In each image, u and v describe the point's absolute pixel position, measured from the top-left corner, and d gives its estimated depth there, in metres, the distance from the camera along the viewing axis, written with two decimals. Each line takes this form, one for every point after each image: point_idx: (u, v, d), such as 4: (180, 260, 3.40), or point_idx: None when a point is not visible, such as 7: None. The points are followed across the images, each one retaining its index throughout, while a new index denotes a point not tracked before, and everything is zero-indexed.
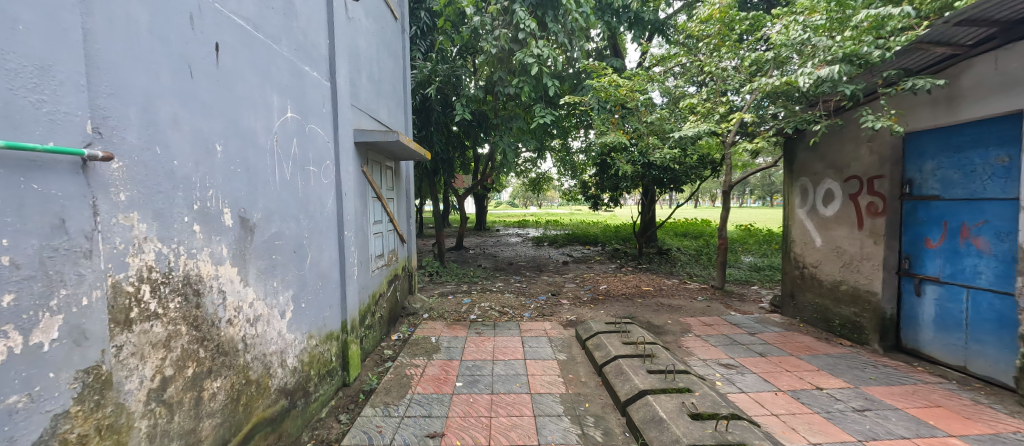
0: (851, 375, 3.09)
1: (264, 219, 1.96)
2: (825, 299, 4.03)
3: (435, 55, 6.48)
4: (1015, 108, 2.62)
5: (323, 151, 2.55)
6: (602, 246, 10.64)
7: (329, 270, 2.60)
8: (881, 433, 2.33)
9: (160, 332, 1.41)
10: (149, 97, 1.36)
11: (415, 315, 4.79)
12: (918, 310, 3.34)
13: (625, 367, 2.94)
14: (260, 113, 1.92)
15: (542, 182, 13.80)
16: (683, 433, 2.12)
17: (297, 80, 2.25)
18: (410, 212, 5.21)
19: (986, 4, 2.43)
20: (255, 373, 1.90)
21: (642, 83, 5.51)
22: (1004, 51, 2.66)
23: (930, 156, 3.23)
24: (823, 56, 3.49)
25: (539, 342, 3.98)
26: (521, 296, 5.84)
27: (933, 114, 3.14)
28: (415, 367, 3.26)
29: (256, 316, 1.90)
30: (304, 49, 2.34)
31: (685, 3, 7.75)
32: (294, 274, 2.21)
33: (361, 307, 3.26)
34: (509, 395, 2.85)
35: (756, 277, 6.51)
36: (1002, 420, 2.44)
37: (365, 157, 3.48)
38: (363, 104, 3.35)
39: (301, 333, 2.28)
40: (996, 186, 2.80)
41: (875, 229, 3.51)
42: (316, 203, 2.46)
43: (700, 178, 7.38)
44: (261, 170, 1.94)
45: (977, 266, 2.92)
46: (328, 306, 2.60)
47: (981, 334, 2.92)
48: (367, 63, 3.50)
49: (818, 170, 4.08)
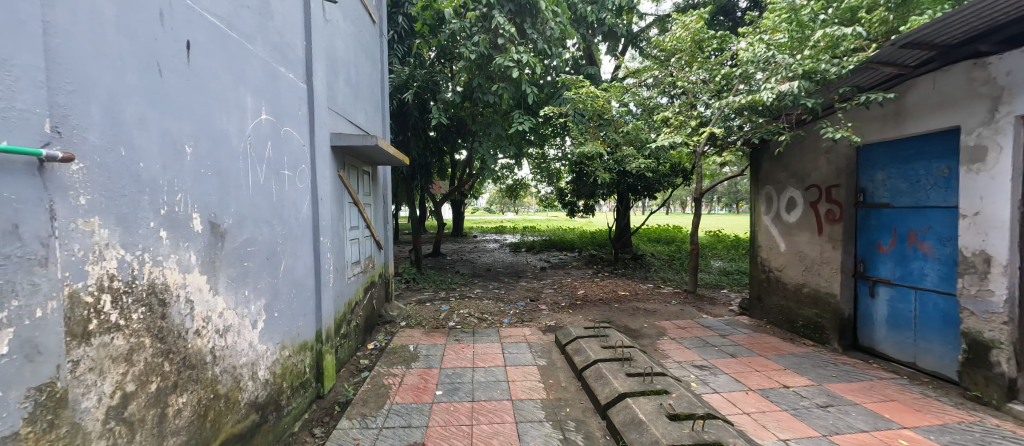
0: (815, 373, 3.24)
1: (235, 224, 1.87)
2: (789, 301, 4.21)
3: (413, 59, 6.49)
4: (954, 124, 2.82)
5: (299, 154, 2.48)
6: (578, 252, 10.79)
7: (303, 277, 2.51)
8: (843, 427, 2.45)
9: (122, 345, 1.32)
10: (114, 96, 1.29)
11: (392, 323, 4.68)
12: (873, 310, 3.54)
13: (604, 370, 2.98)
14: (234, 114, 1.85)
15: (518, 188, 13.91)
16: (662, 434, 2.16)
17: (272, 81, 2.18)
18: (388, 217, 5.13)
19: (928, 29, 2.61)
20: (224, 387, 1.80)
21: (617, 95, 5.71)
22: (943, 73, 2.88)
23: (881, 167, 3.45)
24: (785, 72, 3.65)
25: (518, 348, 3.97)
26: (501, 302, 5.83)
27: (882, 128, 3.35)
28: (393, 377, 3.19)
29: (226, 326, 1.80)
30: (280, 51, 2.28)
31: (656, 18, 8.12)
32: (267, 281, 2.11)
33: (336, 315, 3.16)
34: (490, 402, 2.83)
35: (726, 281, 6.77)
36: (948, 411, 2.60)
37: (342, 161, 3.42)
38: (340, 107, 3.29)
39: (273, 344, 2.17)
40: (939, 195, 3.01)
41: (834, 235, 3.70)
42: (291, 208, 2.38)
43: (672, 186, 7.63)
44: (233, 173, 1.85)
45: (924, 269, 3.12)
46: (302, 316, 2.50)
47: (928, 333, 3.11)
48: (344, 65, 3.44)
49: (783, 179, 4.28)
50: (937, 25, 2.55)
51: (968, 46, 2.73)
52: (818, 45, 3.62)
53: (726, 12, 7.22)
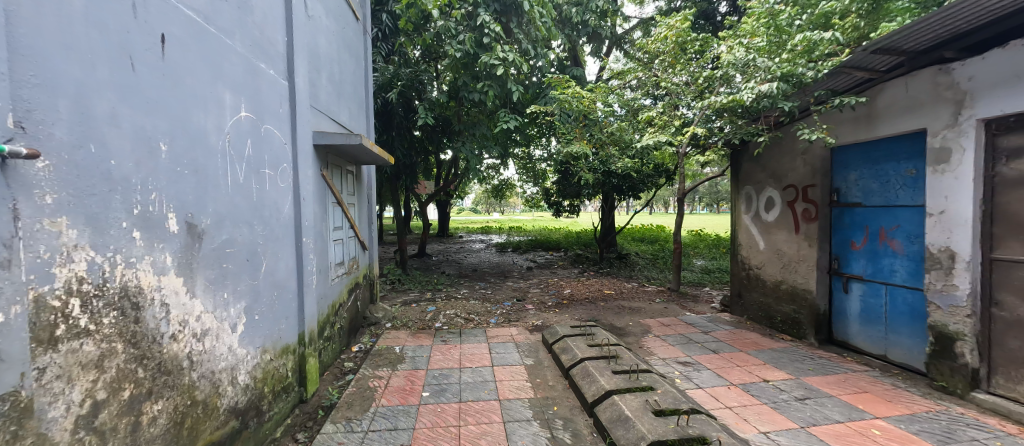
0: (793, 367, 3.32)
1: (214, 224, 1.80)
2: (767, 297, 4.31)
3: (397, 58, 6.42)
4: (922, 127, 2.92)
5: (280, 153, 2.41)
6: (564, 252, 10.85)
7: (285, 279, 2.45)
8: (820, 419, 2.52)
9: (92, 351, 1.26)
10: (83, 90, 1.24)
11: (378, 325, 4.62)
12: (847, 305, 3.66)
13: (590, 368, 2.99)
14: (211, 110, 1.79)
15: (504, 188, 13.92)
16: (648, 429, 2.18)
17: (252, 78, 2.12)
18: (372, 218, 5.06)
19: (896, 36, 2.69)
20: (202, 393, 1.73)
21: (602, 95, 5.78)
22: (912, 78, 2.97)
23: (853, 168, 3.56)
24: (763, 75, 3.76)
25: (506, 348, 3.97)
26: (487, 302, 5.82)
27: (854, 131, 3.46)
28: (379, 379, 3.14)
29: (204, 330, 1.74)
30: (260, 46, 2.21)
31: (640, 21, 8.24)
32: (247, 283, 2.05)
33: (320, 317, 3.10)
34: (477, 402, 2.81)
35: (708, 279, 6.90)
36: (917, 401, 2.70)
37: (326, 160, 3.35)
38: (322, 105, 3.22)
39: (254, 348, 2.11)
40: (907, 194, 3.12)
41: (810, 233, 3.81)
42: (272, 208, 2.31)
43: (656, 186, 7.74)
44: (211, 172, 1.79)
45: (893, 265, 3.24)
46: (284, 318, 2.44)
47: (898, 327, 3.22)
48: (327, 63, 3.38)
49: (761, 179, 4.39)
50: (904, 32, 2.63)
51: (933, 53, 2.83)
52: (796, 50, 3.74)
53: (706, 16, 7.38)
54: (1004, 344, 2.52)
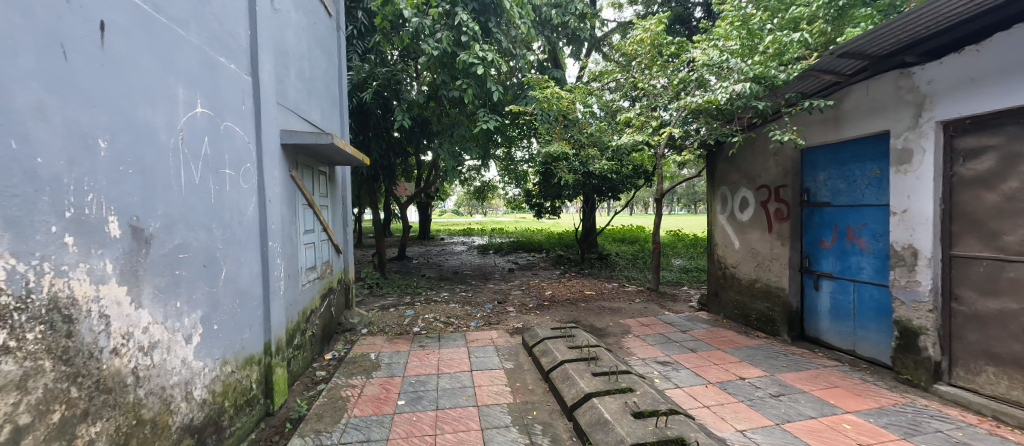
0: (767, 364, 3.36)
1: (164, 228, 1.67)
2: (743, 295, 4.38)
3: (374, 57, 6.27)
4: (886, 128, 3.01)
5: (243, 152, 2.28)
6: (546, 253, 10.86)
7: (248, 286, 2.30)
8: (794, 415, 2.55)
9: (12, 371, 1.13)
10: (2, 80, 1.12)
11: (353, 331, 4.48)
12: (817, 302, 3.74)
13: (570, 371, 2.96)
14: (161, 106, 1.66)
15: (486, 190, 13.84)
16: (627, 433, 2.15)
17: (209, 72, 1.99)
18: (347, 220, 4.91)
19: (861, 40, 2.75)
20: (150, 412, 1.60)
21: (581, 96, 5.81)
22: (876, 81, 3.06)
23: (822, 169, 3.65)
24: (737, 76, 3.81)
25: (486, 352, 3.90)
26: (468, 305, 5.73)
27: (823, 133, 3.55)
28: (352, 388, 3.02)
29: (153, 343, 1.60)
30: (219, 39, 2.08)
31: (618, 24, 8.33)
32: (204, 291, 1.91)
33: (288, 325, 2.95)
34: (455, 410, 2.73)
35: (686, 278, 7.01)
36: (884, 394, 2.77)
37: (295, 160, 3.21)
38: (291, 103, 3.08)
39: (212, 360, 1.97)
40: (872, 194, 3.22)
41: (782, 232, 3.89)
42: (233, 210, 2.17)
43: (635, 187, 7.82)
44: (161, 172, 1.65)
45: (861, 263, 3.33)
46: (247, 327, 2.29)
47: (865, 322, 3.31)
48: (296, 60, 3.24)
49: (735, 180, 4.47)
50: (869, 36, 2.69)
51: (895, 57, 2.90)
52: (767, 52, 3.85)
53: (682, 21, 7.52)
54: (964, 337, 2.60)
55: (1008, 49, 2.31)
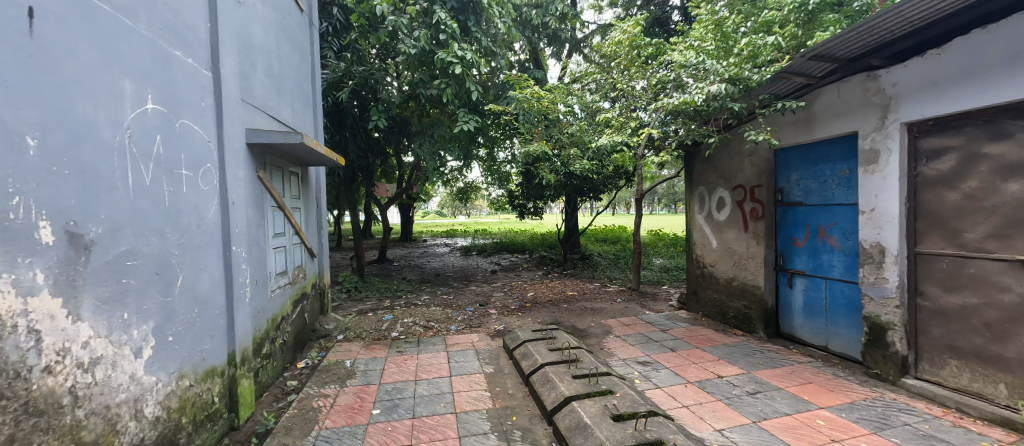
0: (744, 361, 3.40)
1: (110, 233, 1.55)
2: (720, 294, 4.44)
3: (350, 55, 6.10)
4: (854, 129, 3.08)
5: (202, 152, 2.14)
6: (528, 254, 10.83)
7: (209, 294, 2.15)
8: (770, 412, 2.57)
9: None
10: None
11: (328, 337, 4.32)
12: (791, 300, 3.82)
13: (550, 374, 2.91)
14: (106, 102, 1.55)
15: (468, 191, 13.72)
16: (606, 436, 2.12)
17: (163, 66, 1.86)
18: (321, 222, 4.76)
19: (830, 44, 2.81)
20: (92, 433, 1.47)
21: (561, 96, 5.80)
22: (845, 84, 3.13)
23: (794, 169, 3.72)
24: (713, 77, 3.84)
25: (465, 356, 3.82)
26: (448, 308, 5.63)
27: (795, 133, 3.61)
28: (324, 398, 2.90)
29: (95, 359, 1.48)
30: (174, 30, 1.96)
31: (598, 26, 8.38)
32: (157, 301, 1.78)
33: (256, 334, 2.81)
34: (432, 417, 2.65)
35: (666, 278, 7.08)
36: (855, 389, 2.82)
37: (263, 161, 3.07)
38: (258, 101, 2.95)
39: (166, 374, 1.84)
40: (842, 193, 3.29)
41: (757, 232, 3.95)
42: (192, 213, 2.03)
43: (616, 187, 7.87)
44: (105, 173, 1.54)
45: (832, 260, 3.41)
46: (209, 338, 2.15)
47: (837, 319, 3.38)
48: (263, 56, 3.10)
49: (712, 180, 4.53)
50: (837, 40, 2.75)
51: (862, 60, 2.96)
52: (742, 54, 3.90)
53: (660, 24, 7.62)
54: (928, 332, 2.68)
55: (971, 50, 2.38)
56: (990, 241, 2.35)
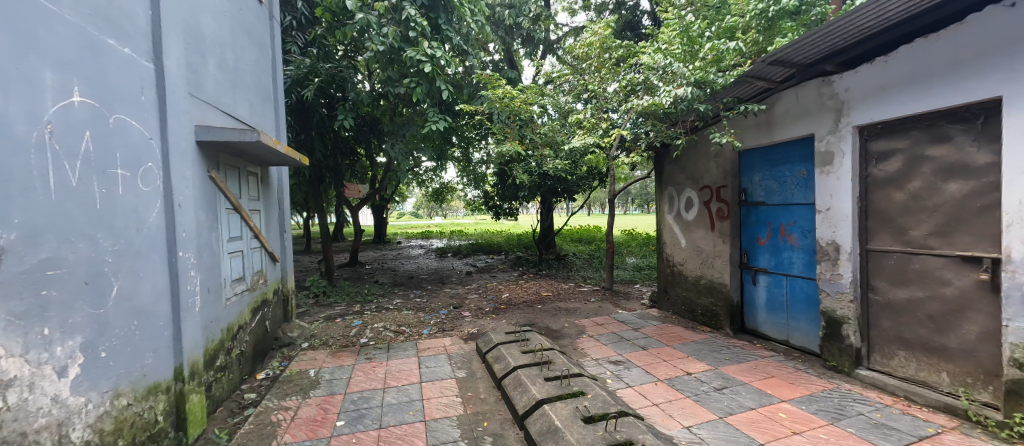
0: (712, 358, 3.47)
1: (26, 239, 1.46)
2: (689, 292, 4.53)
3: (316, 50, 5.86)
4: (811, 132, 3.20)
5: (143, 150, 1.97)
6: (504, 255, 10.78)
7: (153, 305, 1.97)
8: (736, 407, 2.62)
9: None
10: None
11: (292, 346, 4.12)
12: (755, 296, 3.94)
13: (522, 377, 2.87)
14: (21, 96, 1.46)
15: (444, 193, 13.51)
16: (577, 439, 2.09)
17: (91, 55, 1.72)
18: (284, 225, 4.55)
19: (788, 49, 2.91)
20: None
21: (534, 96, 5.78)
22: (801, 89, 3.26)
23: (756, 170, 3.84)
24: (680, 80, 3.91)
25: (437, 361, 3.73)
26: (421, 311, 5.50)
27: (757, 136, 3.73)
28: (285, 411, 2.75)
29: (8, 380, 1.38)
30: (106, 17, 1.80)
31: (571, 28, 8.44)
32: (85, 314, 1.64)
33: (208, 344, 2.63)
34: (400, 427, 2.55)
35: (639, 277, 7.19)
36: (813, 381, 2.93)
37: (216, 160, 2.89)
38: (209, 96, 2.77)
39: (99, 393, 1.69)
40: (801, 193, 3.42)
41: (723, 231, 4.05)
42: (130, 217, 1.87)
43: (590, 188, 7.94)
44: (19, 171, 1.45)
45: (792, 258, 3.53)
46: (153, 352, 1.97)
47: (797, 314, 3.51)
48: (216, 48, 2.92)
49: (681, 180, 4.62)
50: (794, 46, 2.85)
51: (816, 66, 3.09)
52: (707, 58, 4.00)
53: (631, 27, 7.76)
54: (879, 324, 2.81)
55: (914, 57, 2.51)
56: (933, 238, 2.49)
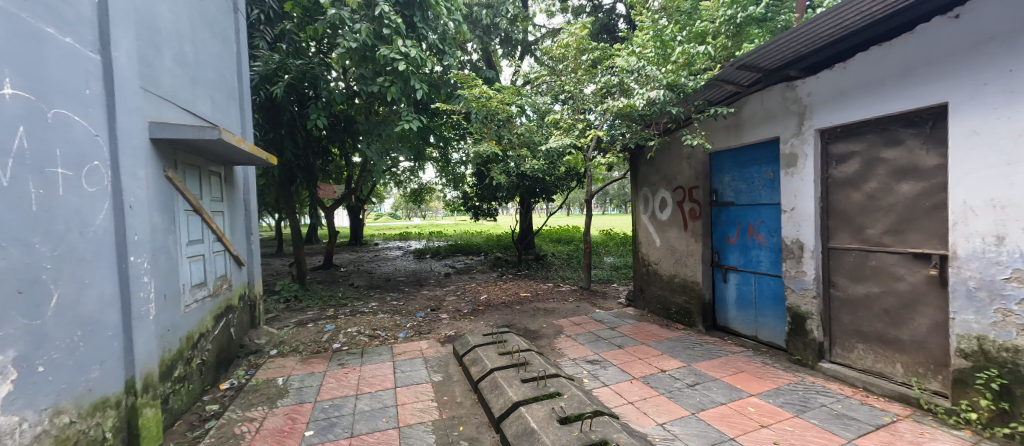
0: (685, 355, 3.54)
1: None
2: (664, 290, 4.61)
3: (286, 46, 5.65)
4: (777, 134, 3.31)
5: (88, 147, 1.84)
6: (483, 256, 10.72)
7: (100, 314, 1.85)
8: (707, 403, 2.68)
9: None
10: None
11: (259, 353, 3.95)
12: (726, 294, 4.04)
13: (499, 379, 2.84)
14: None
15: (422, 193, 13.32)
16: (552, 440, 2.08)
17: (26, 45, 1.60)
18: (252, 227, 4.36)
19: (754, 55, 2.99)
20: None
21: (511, 96, 5.77)
22: (768, 92, 3.37)
23: (726, 171, 3.95)
24: (654, 82, 3.98)
25: (412, 364, 3.65)
26: (397, 314, 5.38)
27: (727, 138, 3.83)
28: (250, 422, 2.62)
29: None
30: (45, 4, 1.67)
31: (548, 29, 8.48)
32: (18, 325, 1.52)
33: (164, 354, 2.48)
34: (372, 434, 2.48)
35: (616, 276, 7.28)
36: (780, 375, 3.03)
37: (173, 159, 2.73)
38: (166, 91, 2.62)
39: (34, 411, 1.57)
40: (767, 194, 3.54)
41: (695, 230, 4.14)
42: (71, 219, 1.74)
43: (568, 188, 7.99)
44: None
45: (760, 256, 3.65)
46: (101, 363, 1.85)
47: (765, 311, 3.62)
48: (173, 41, 2.76)
49: (655, 181, 4.70)
50: (760, 51, 2.93)
51: (781, 71, 3.19)
52: (678, 61, 4.08)
53: (608, 30, 7.86)
54: (840, 319, 2.93)
55: (869, 64, 2.63)
56: (888, 236, 2.61)
